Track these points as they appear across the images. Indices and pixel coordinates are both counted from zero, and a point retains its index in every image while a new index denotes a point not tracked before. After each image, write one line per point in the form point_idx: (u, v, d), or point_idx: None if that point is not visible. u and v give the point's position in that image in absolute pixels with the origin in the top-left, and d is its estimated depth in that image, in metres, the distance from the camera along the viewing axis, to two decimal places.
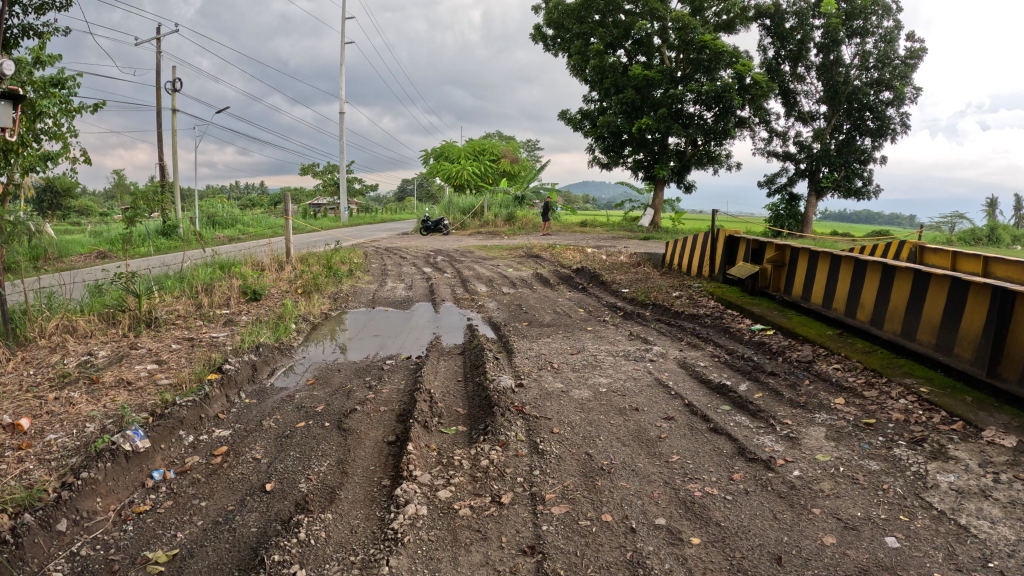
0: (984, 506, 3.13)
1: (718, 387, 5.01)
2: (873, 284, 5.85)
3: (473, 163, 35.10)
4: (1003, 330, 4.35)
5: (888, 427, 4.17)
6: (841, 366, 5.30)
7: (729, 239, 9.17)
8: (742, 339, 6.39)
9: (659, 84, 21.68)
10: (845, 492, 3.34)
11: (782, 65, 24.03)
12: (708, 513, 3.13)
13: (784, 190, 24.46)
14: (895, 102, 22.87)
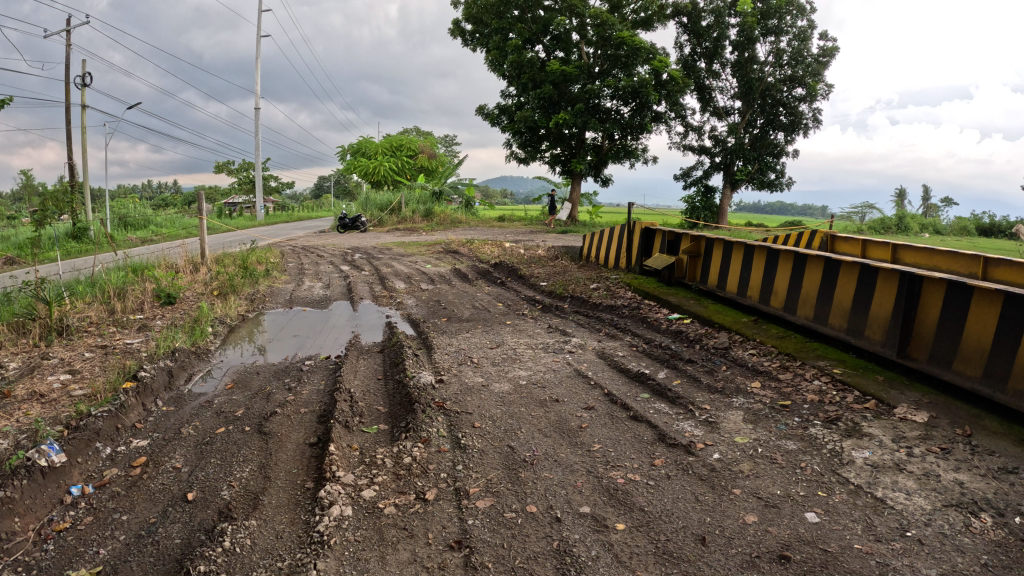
0: (899, 479, 3.33)
1: (638, 375, 5.14)
2: (786, 273, 6.11)
3: (391, 159, 34.68)
4: (910, 315, 4.63)
5: (803, 408, 4.36)
6: (757, 351, 5.51)
7: (646, 231, 9.38)
8: (659, 328, 6.56)
9: (576, 80, 22.02)
10: (764, 471, 3.49)
11: (698, 62, 24.73)
12: (631, 499, 3.21)
13: (699, 183, 25.20)
14: (806, 99, 23.91)
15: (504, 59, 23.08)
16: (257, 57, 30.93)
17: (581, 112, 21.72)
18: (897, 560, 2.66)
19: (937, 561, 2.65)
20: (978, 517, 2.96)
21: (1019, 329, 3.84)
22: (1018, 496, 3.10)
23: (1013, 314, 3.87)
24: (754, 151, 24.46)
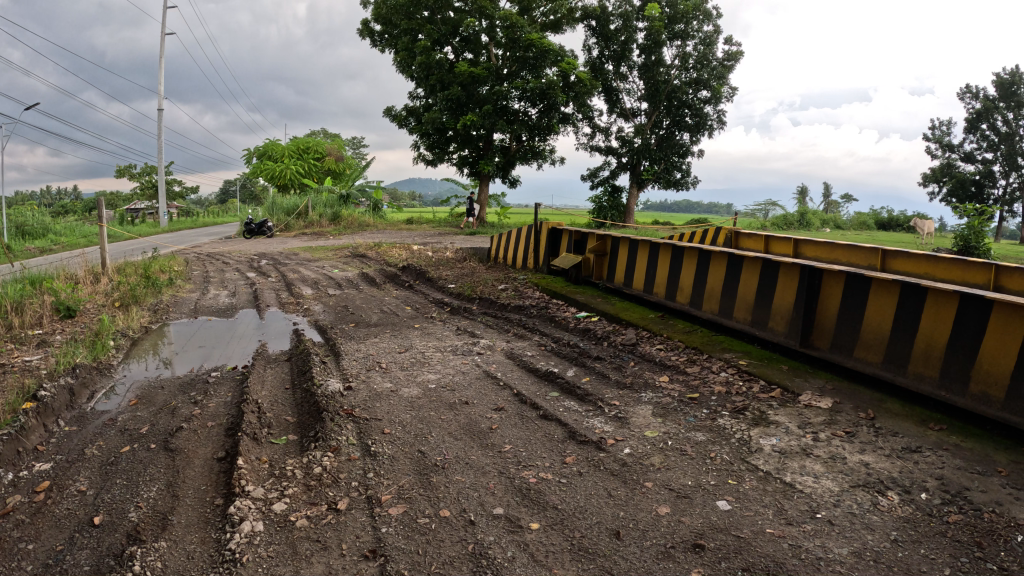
0: (807, 463, 3.50)
1: (546, 374, 5.19)
2: (691, 269, 6.34)
3: (297, 161, 33.83)
4: (812, 306, 4.92)
5: (711, 400, 4.52)
6: (664, 346, 5.68)
7: (553, 231, 9.51)
8: (568, 327, 6.64)
9: (484, 82, 22.08)
10: (674, 463, 3.59)
11: (605, 65, 25.25)
12: (545, 498, 3.24)
13: (607, 183, 25.72)
14: (711, 101, 24.74)
15: (412, 60, 22.83)
16: (159, 54, 29.39)
17: (489, 113, 21.79)
18: (809, 542, 2.79)
19: (847, 540, 2.80)
20: (886, 495, 3.16)
21: (916, 316, 4.15)
22: (922, 473, 3.33)
23: (910, 303, 4.18)
24: (660, 151, 25.17)
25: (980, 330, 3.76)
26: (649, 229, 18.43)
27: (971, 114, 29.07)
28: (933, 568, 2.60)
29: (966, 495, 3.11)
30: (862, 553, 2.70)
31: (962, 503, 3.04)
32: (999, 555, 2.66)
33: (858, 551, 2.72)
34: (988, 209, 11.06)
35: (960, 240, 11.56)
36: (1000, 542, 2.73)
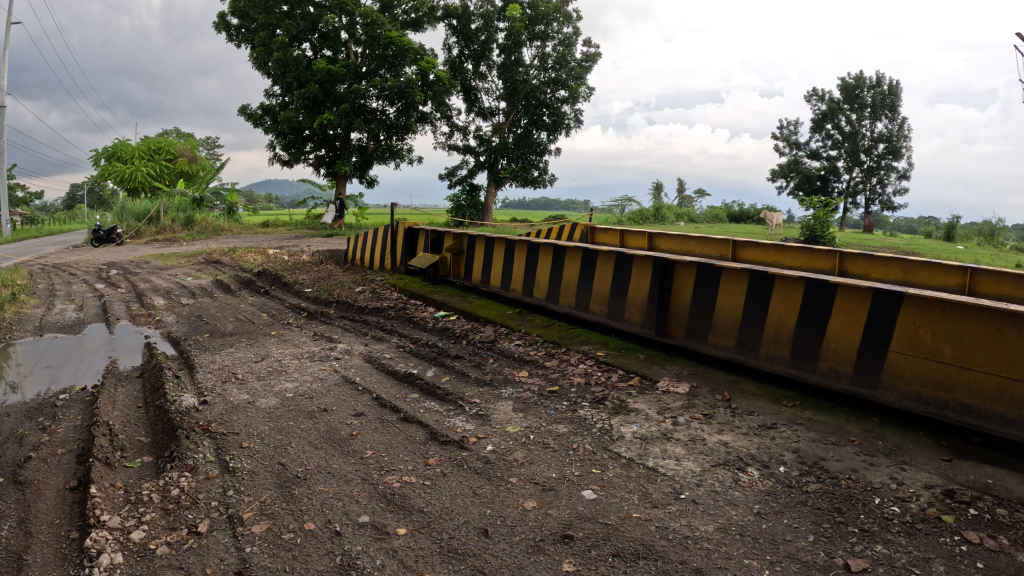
0: (669, 447, 3.66)
1: (405, 375, 5.00)
2: (545, 265, 6.52)
3: (148, 162, 31.62)
4: (666, 296, 5.23)
5: (570, 391, 4.60)
6: (522, 342, 5.76)
7: (410, 232, 9.42)
8: (426, 327, 6.50)
9: (342, 80, 21.52)
10: (537, 457, 3.58)
11: (465, 64, 25.27)
12: (410, 502, 3.11)
13: (465, 182, 25.81)
14: (569, 100, 25.37)
15: (268, 56, 21.84)
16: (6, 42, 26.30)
17: (346, 112, 21.27)
18: (675, 522, 2.88)
19: (713, 517, 2.94)
20: (747, 471, 3.37)
21: (765, 302, 4.54)
22: (781, 448, 3.60)
23: (759, 289, 4.57)
24: (518, 149, 25.56)
25: (826, 312, 4.18)
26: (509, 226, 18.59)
27: (817, 115, 31.31)
28: (797, 536, 2.79)
29: (822, 464, 3.41)
30: (728, 527, 2.84)
31: (818, 473, 3.32)
32: (859, 518, 2.94)
33: (724, 527, 2.86)
34: (830, 201, 12.16)
35: (807, 230, 12.51)
36: (858, 505, 3.02)
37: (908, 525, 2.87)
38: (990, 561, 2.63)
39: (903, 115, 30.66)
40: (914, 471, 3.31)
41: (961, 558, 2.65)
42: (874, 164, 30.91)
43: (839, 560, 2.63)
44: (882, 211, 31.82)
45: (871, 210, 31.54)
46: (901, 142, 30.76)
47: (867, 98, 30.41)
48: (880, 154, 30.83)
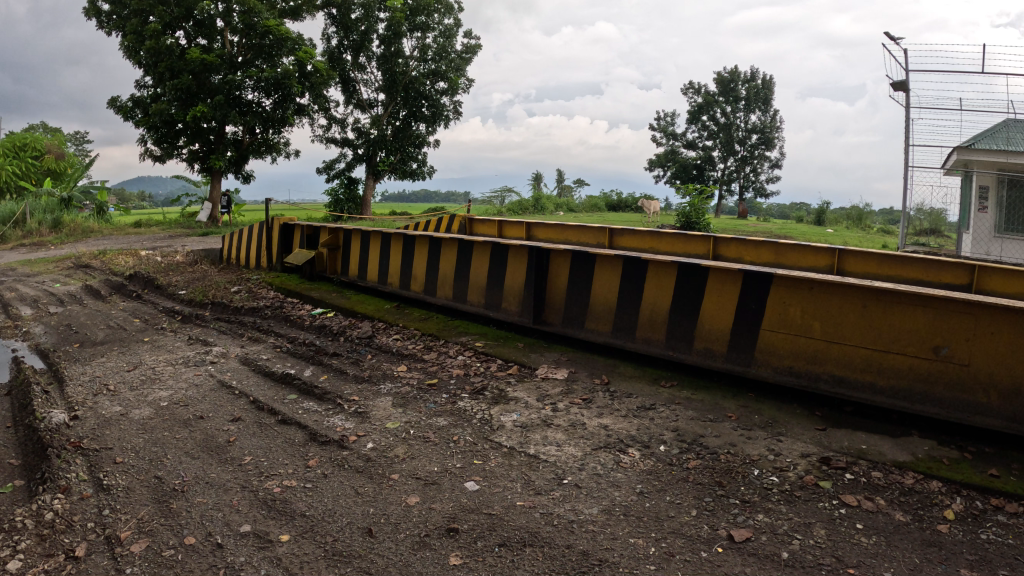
0: (550, 433, 3.71)
1: (283, 376, 4.80)
2: (423, 258, 6.62)
3: (9, 160, 29.16)
4: (542, 284, 5.47)
5: (450, 383, 4.58)
6: (400, 336, 5.72)
7: (285, 227, 9.17)
8: (302, 325, 6.30)
9: (217, 70, 20.58)
10: (418, 452, 3.52)
11: (344, 55, 24.76)
12: (292, 507, 3.00)
13: (342, 175, 25.35)
14: (448, 92, 25.36)
15: (140, 46, 20.56)
16: None
17: (221, 105, 20.50)
18: (559, 508, 2.92)
19: (596, 499, 3.00)
20: (628, 452, 3.47)
21: (640, 287, 4.88)
22: (660, 428, 3.76)
23: (633, 276, 4.91)
24: (396, 142, 25.24)
25: (699, 294, 4.57)
26: (388, 220, 18.27)
27: (693, 107, 32.56)
28: (680, 512, 2.90)
29: (702, 441, 3.59)
30: (611, 508, 2.91)
31: (698, 449, 3.48)
32: (739, 490, 3.09)
33: (608, 508, 2.92)
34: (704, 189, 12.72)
35: (683, 216, 13.03)
36: (737, 479, 3.18)
37: (788, 493, 3.05)
38: (867, 522, 2.85)
39: (776, 108, 32.43)
40: (790, 442, 3.58)
41: (840, 520, 2.85)
42: (748, 153, 32.62)
43: (722, 531, 2.75)
44: (757, 198, 33.54)
45: (745, 197, 33.20)
46: (774, 132, 32.62)
47: (742, 91, 31.98)
48: (754, 145, 32.51)
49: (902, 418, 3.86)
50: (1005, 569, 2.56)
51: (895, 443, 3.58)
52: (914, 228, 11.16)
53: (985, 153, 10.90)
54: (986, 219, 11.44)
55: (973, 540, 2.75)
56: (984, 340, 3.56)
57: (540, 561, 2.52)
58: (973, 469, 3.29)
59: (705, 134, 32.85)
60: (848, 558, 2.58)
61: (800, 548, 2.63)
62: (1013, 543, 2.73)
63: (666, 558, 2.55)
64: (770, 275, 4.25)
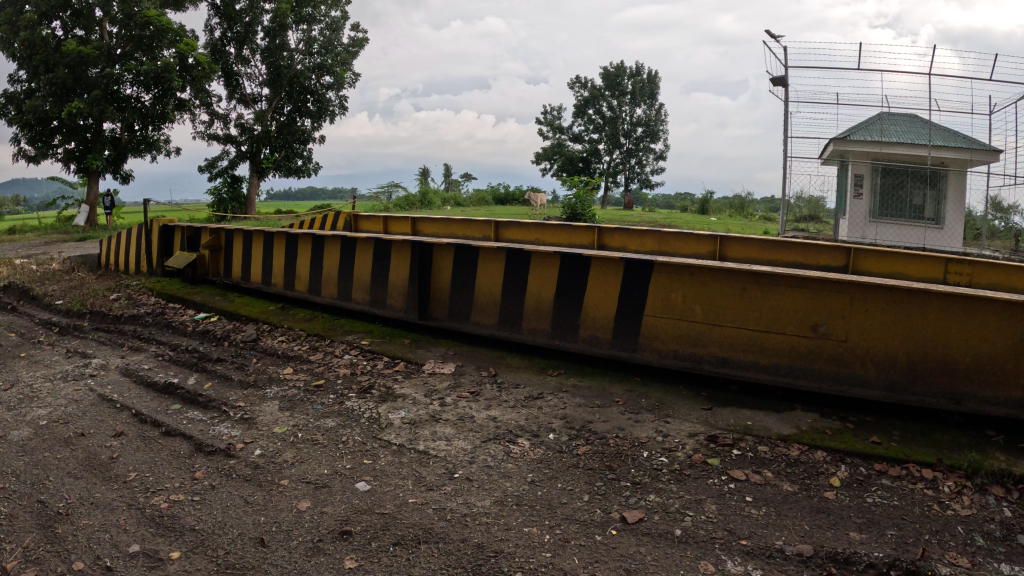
0: (438, 428, 3.70)
1: (165, 386, 4.57)
2: (306, 257, 6.48)
3: None
4: (426, 278, 5.44)
5: (337, 384, 4.48)
6: (286, 338, 5.59)
7: (165, 229, 8.75)
8: (185, 332, 6.02)
9: (95, 63, 19.38)
10: (307, 455, 3.44)
11: (227, 47, 23.79)
12: (181, 522, 2.86)
13: (225, 174, 24.44)
14: (334, 87, 24.88)
15: (15, 37, 19.34)
16: None
17: (98, 100, 19.33)
18: (452, 502, 2.92)
19: (488, 492, 3.01)
20: (518, 443, 3.51)
21: (523, 278, 4.94)
22: (549, 416, 3.83)
23: (517, 267, 4.99)
24: (280, 138, 24.47)
25: (583, 283, 4.68)
26: (273, 218, 17.70)
27: (579, 101, 33.15)
28: (572, 498, 2.96)
29: (590, 427, 3.68)
30: (504, 500, 2.94)
31: (587, 436, 3.57)
32: (628, 472, 3.18)
33: (500, 499, 2.94)
34: (590, 180, 12.98)
35: (570, 208, 13.23)
36: (627, 461, 3.27)
37: (677, 472, 3.17)
38: (756, 494, 3.00)
39: (660, 103, 33.64)
40: (677, 422, 3.73)
41: (730, 494, 2.99)
42: (634, 146, 33.52)
43: (616, 514, 2.83)
44: (641, 188, 34.60)
45: (630, 187, 34.18)
46: (658, 125, 33.65)
47: (628, 86, 32.87)
48: (638, 137, 33.50)
49: (784, 394, 4.10)
50: (890, 529, 2.75)
51: (779, 418, 3.80)
52: (794, 215, 11.72)
53: (860, 144, 11.57)
54: (861, 205, 12.17)
55: (857, 503, 2.96)
56: (859, 316, 3.85)
57: (436, 557, 2.51)
58: (856, 438, 3.54)
59: (591, 127, 33.39)
60: (739, 530, 2.71)
61: (691, 524, 2.74)
62: (897, 504, 2.95)
63: (561, 545, 2.59)
64: (653, 262, 4.39)
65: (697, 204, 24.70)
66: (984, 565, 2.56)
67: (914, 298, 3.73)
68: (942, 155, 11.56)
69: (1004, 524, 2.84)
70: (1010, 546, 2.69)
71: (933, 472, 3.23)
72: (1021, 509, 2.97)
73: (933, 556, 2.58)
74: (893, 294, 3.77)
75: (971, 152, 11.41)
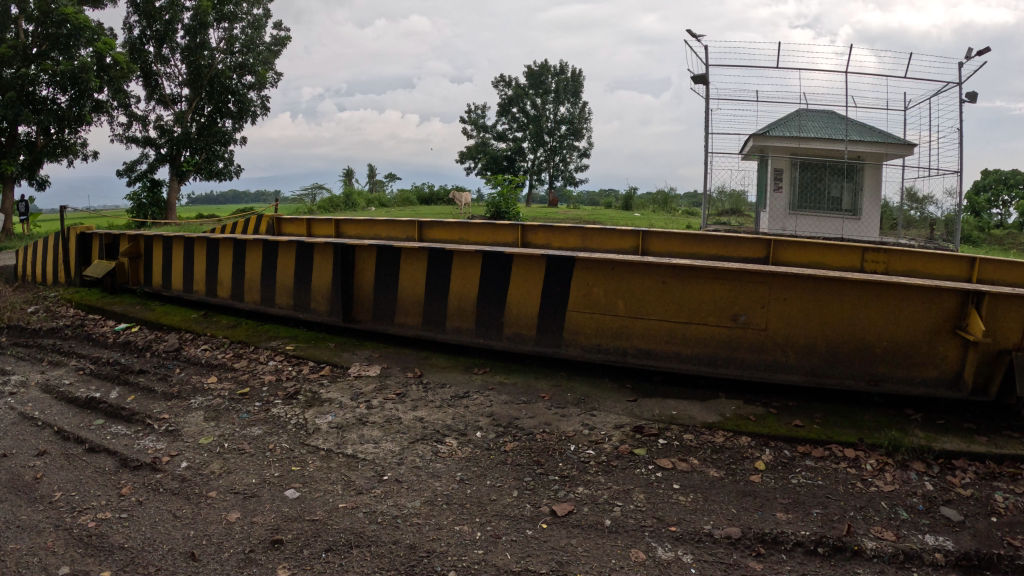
0: (366, 431, 3.66)
1: (86, 401, 4.36)
2: (227, 262, 6.32)
3: None
4: (350, 281, 5.36)
5: (262, 391, 4.38)
6: (209, 346, 5.45)
7: (83, 237, 8.38)
8: (105, 344, 5.78)
9: (9, 63, 18.55)
10: (235, 465, 3.35)
11: (146, 46, 22.92)
12: (109, 540, 2.73)
13: (144, 178, 23.54)
14: (256, 87, 24.34)
15: None
16: None
17: (12, 101, 18.33)
18: (382, 505, 2.90)
19: (418, 492, 3.00)
20: (445, 442, 3.51)
21: (447, 277, 4.94)
22: (475, 415, 3.84)
23: (440, 266, 4.97)
24: (201, 140, 23.67)
25: (506, 281, 4.70)
26: (195, 223, 17.15)
27: (503, 99, 33.23)
28: (501, 494, 2.98)
29: (517, 423, 3.71)
30: (434, 499, 2.93)
31: (514, 432, 3.60)
32: (557, 466, 3.22)
33: (429, 500, 2.94)
34: (515, 179, 12.97)
35: (493, 207, 13.24)
36: (555, 456, 3.31)
37: (605, 464, 3.22)
38: (683, 481, 3.08)
39: (584, 101, 34.05)
40: (603, 415, 3.80)
41: (657, 482, 3.06)
42: (557, 143, 33.76)
43: (545, 508, 2.86)
44: (566, 186, 34.92)
45: (555, 185, 34.40)
46: (581, 123, 34.09)
47: (552, 84, 33.22)
48: (563, 135, 33.79)
49: (708, 383, 4.23)
50: (815, 508, 2.87)
51: (703, 407, 3.91)
52: (716, 209, 12.02)
53: (780, 140, 11.92)
54: (780, 198, 12.56)
55: (782, 484, 3.07)
56: (778, 305, 3.99)
57: (369, 561, 2.49)
58: (778, 423, 3.67)
59: (514, 125, 33.65)
60: (668, 517, 2.78)
61: (621, 514, 2.80)
62: (821, 483, 3.08)
63: (493, 541, 2.61)
64: (574, 258, 4.44)
65: (621, 200, 25.12)
66: (907, 537, 2.70)
67: (830, 286, 3.89)
68: (858, 150, 12.11)
69: (924, 497, 3.00)
70: (930, 518, 2.84)
71: (855, 451, 3.39)
72: (938, 482, 3.14)
73: (858, 531, 2.71)
74: (810, 282, 3.92)
75: (886, 147, 12.01)
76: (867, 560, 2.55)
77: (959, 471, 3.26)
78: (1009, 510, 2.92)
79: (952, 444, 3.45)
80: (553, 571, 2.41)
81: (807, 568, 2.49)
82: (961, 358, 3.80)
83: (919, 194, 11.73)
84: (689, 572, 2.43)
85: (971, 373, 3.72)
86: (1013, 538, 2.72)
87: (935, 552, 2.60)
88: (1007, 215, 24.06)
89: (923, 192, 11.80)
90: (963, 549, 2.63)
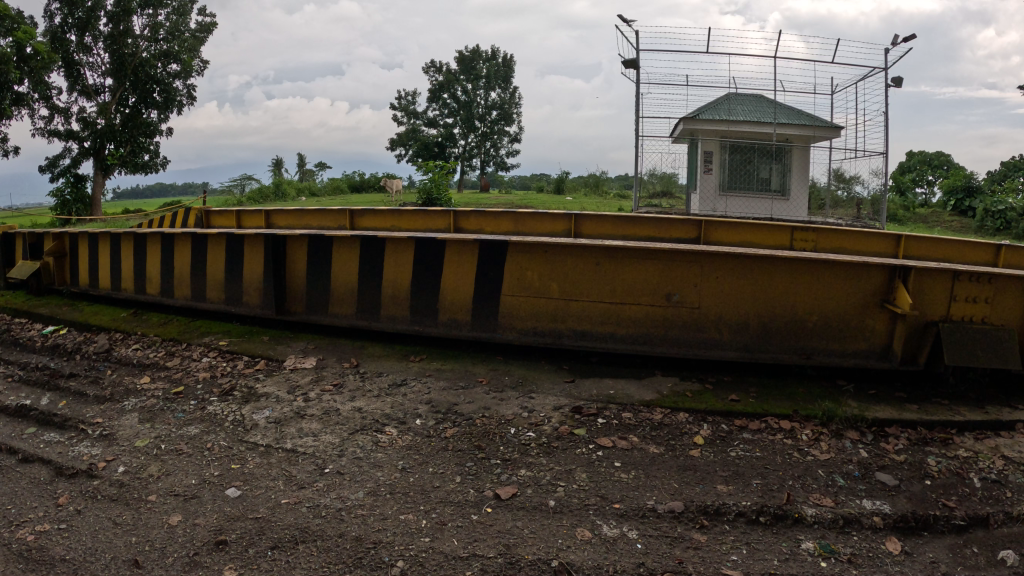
0: (305, 425, 3.61)
1: (14, 409, 4.17)
2: (156, 258, 6.13)
3: None
4: (282, 273, 5.26)
5: (197, 390, 4.27)
6: (140, 345, 5.29)
7: (4, 237, 7.99)
8: (33, 348, 5.55)
9: None
10: (173, 466, 3.27)
11: (68, 34, 21.95)
12: (50, 553, 2.63)
13: (68, 173, 22.59)
14: (181, 75, 23.59)
15: None
16: None
17: None
18: (325, 498, 2.87)
19: (361, 483, 2.98)
20: (385, 432, 3.49)
21: (379, 266, 4.90)
22: (415, 402, 3.83)
23: (371, 254, 4.92)
24: (125, 132, 22.78)
25: (439, 267, 4.69)
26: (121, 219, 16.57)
27: (434, 85, 32.86)
28: (445, 480, 2.98)
29: (456, 409, 3.71)
30: (377, 490, 2.91)
31: (453, 418, 3.60)
32: (498, 450, 3.24)
33: (373, 490, 2.92)
34: (446, 165, 12.88)
35: (425, 193, 13.12)
36: (496, 440, 3.33)
37: (546, 446, 3.25)
38: (623, 458, 3.13)
39: (514, 86, 34.09)
40: (541, 397, 3.83)
41: (599, 462, 3.10)
42: (488, 129, 33.64)
43: (489, 492, 2.88)
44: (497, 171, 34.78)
45: (485, 170, 34.25)
46: (512, 108, 34.07)
47: (482, 70, 33.03)
48: (493, 121, 33.64)
49: (645, 363, 4.32)
50: (754, 479, 2.96)
51: (640, 385, 3.98)
52: (648, 192, 12.17)
53: (710, 122, 12.10)
54: (711, 179, 12.63)
55: (722, 458, 3.15)
56: (712, 283, 4.08)
57: (317, 556, 2.46)
58: (714, 398, 3.76)
59: (445, 112, 33.23)
60: (612, 495, 2.82)
61: (564, 494, 2.83)
62: (759, 455, 3.18)
63: (439, 528, 2.61)
64: (508, 242, 4.45)
65: (553, 184, 25.23)
66: (846, 502, 2.80)
67: (759, 261, 4.00)
68: (786, 133, 12.38)
69: (859, 464, 3.13)
70: (867, 483, 2.96)
71: (790, 422, 3.50)
72: (872, 449, 3.28)
73: (797, 499, 2.80)
74: (743, 260, 4.02)
75: (814, 130, 12.39)
76: (809, 526, 2.65)
77: (893, 437, 3.40)
78: (941, 473, 3.07)
79: (884, 413, 3.59)
80: (501, 555, 2.43)
81: (751, 537, 2.58)
82: (889, 329, 3.96)
83: (847, 174, 12.27)
84: (635, 548, 2.48)
85: (899, 343, 3.89)
86: (945, 499, 2.86)
87: (874, 516, 2.71)
88: (927, 194, 25.03)
89: (850, 173, 12.32)
90: (900, 511, 2.75)
